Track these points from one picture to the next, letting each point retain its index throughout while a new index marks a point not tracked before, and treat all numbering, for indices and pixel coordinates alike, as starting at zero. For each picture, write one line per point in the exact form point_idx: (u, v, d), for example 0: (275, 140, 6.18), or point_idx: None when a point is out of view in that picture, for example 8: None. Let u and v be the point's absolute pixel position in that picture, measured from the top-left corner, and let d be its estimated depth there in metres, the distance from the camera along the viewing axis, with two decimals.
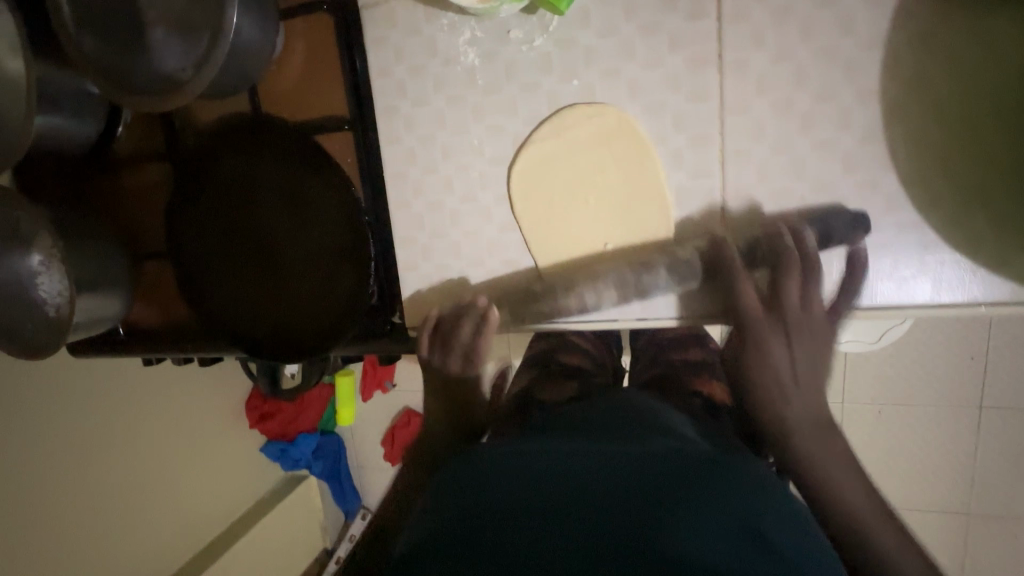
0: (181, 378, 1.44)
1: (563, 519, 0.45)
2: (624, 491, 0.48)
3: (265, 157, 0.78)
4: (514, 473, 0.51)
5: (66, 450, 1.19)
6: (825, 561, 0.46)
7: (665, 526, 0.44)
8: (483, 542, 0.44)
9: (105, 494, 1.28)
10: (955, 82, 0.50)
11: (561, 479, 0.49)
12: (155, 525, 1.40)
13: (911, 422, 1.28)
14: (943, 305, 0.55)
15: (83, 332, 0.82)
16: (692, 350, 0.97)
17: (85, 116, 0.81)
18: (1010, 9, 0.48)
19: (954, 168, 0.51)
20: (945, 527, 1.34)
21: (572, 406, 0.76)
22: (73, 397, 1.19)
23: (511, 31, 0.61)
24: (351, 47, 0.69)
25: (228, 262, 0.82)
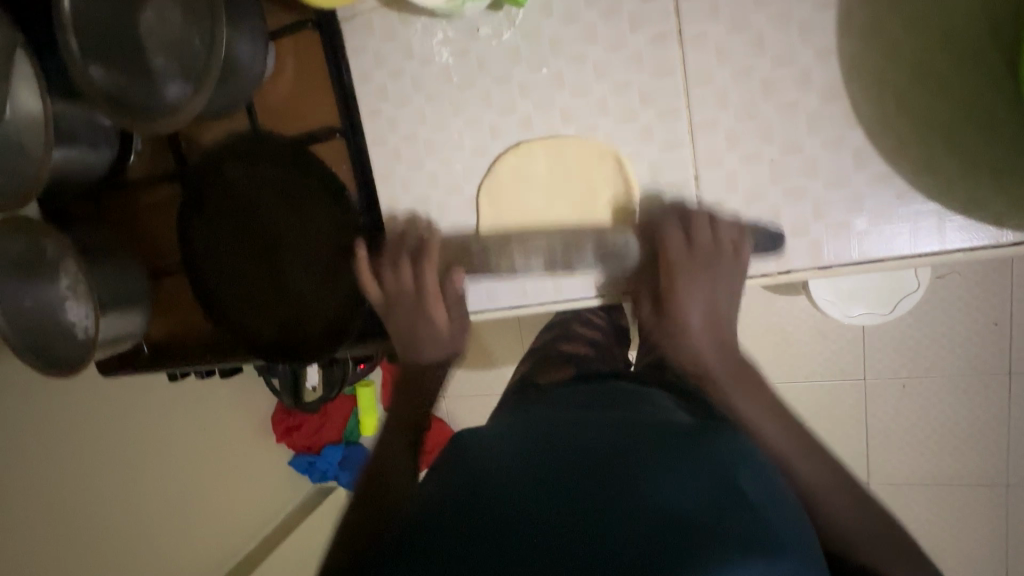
0: (208, 401, 1.49)
1: (575, 484, 0.48)
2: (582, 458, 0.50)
3: (264, 168, 0.82)
4: (535, 442, 0.54)
5: (104, 461, 1.28)
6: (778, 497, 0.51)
7: (620, 484, 0.47)
8: (470, 530, 0.46)
9: (145, 504, 1.36)
10: (916, 34, 0.51)
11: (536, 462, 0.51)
12: (196, 536, 1.47)
13: (939, 395, 1.24)
14: (956, 247, 0.54)
15: (109, 349, 0.87)
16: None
17: (102, 145, 0.86)
18: None
19: (919, 114, 0.52)
20: (988, 504, 1.28)
21: (569, 391, 0.76)
22: (107, 408, 1.28)
23: (479, 28, 0.64)
24: (335, 61, 0.72)
25: (237, 267, 0.86)
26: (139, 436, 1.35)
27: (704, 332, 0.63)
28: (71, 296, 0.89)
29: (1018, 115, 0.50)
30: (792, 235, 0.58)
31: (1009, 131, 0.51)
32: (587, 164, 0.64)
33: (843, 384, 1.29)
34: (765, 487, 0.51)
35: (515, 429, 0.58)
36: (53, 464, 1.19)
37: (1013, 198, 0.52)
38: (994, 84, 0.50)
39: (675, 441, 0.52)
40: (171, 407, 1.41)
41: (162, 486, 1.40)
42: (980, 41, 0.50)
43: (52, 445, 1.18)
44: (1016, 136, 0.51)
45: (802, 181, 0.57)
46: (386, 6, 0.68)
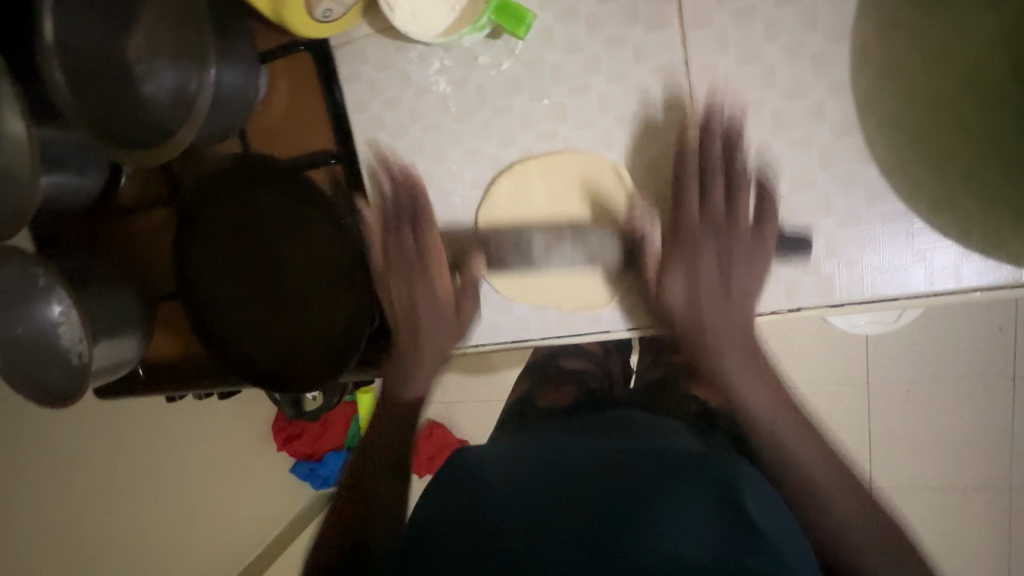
0: (208, 411, 1.44)
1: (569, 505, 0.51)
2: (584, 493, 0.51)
3: (262, 192, 0.80)
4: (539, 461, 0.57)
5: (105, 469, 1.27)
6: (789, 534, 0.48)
7: (625, 523, 0.47)
8: (454, 538, 0.51)
9: (150, 512, 1.35)
10: (925, 71, 0.50)
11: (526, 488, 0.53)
12: (201, 546, 1.43)
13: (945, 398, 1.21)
14: (970, 287, 0.54)
15: (105, 377, 0.85)
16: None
17: (90, 169, 0.84)
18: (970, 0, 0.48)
19: (935, 151, 0.51)
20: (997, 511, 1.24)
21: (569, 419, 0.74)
22: (102, 419, 1.26)
23: (478, 57, 0.63)
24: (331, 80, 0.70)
25: (235, 291, 0.84)
26: (135, 451, 1.32)
27: (715, 288, 0.59)
28: (63, 322, 0.88)
29: None
30: (804, 272, 0.57)
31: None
32: (592, 193, 0.63)
33: (847, 389, 1.26)
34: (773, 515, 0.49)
35: (521, 450, 0.60)
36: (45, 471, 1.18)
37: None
38: (1013, 122, 0.49)
39: (686, 477, 0.51)
40: (173, 421, 1.38)
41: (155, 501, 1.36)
42: (997, 78, 0.48)
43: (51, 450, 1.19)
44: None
45: (813, 218, 0.56)
46: (381, 34, 0.66)
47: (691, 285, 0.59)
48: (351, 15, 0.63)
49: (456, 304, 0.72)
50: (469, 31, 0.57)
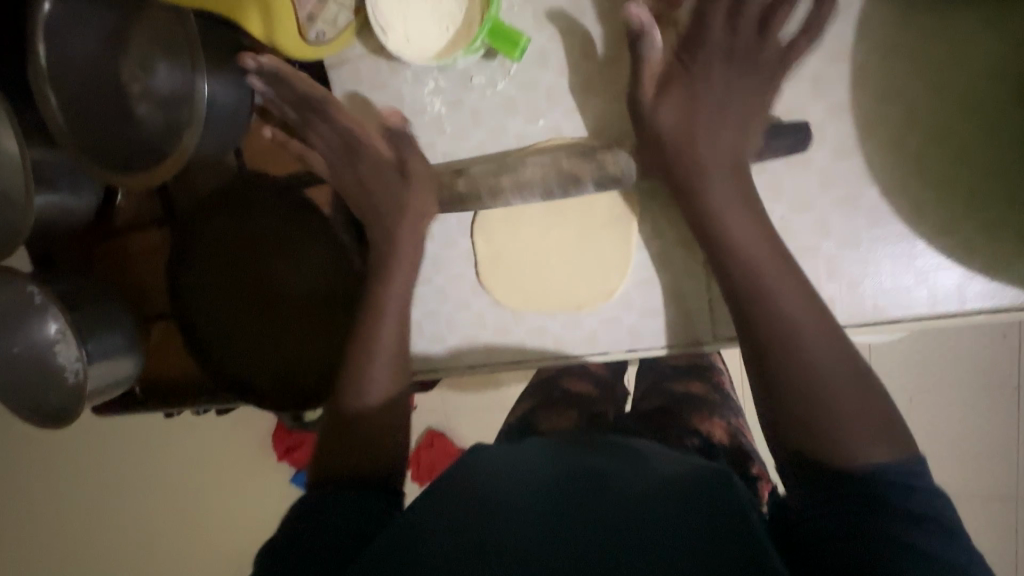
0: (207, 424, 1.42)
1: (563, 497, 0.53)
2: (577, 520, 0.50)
3: (257, 213, 0.80)
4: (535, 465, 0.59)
5: None
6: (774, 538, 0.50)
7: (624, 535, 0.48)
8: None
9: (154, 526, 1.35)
10: (919, 95, 0.51)
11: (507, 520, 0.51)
12: None
13: (950, 411, 1.13)
14: (978, 310, 0.52)
15: (99, 398, 0.83)
16: (692, 381, 0.91)
17: (84, 189, 0.83)
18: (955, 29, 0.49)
19: (936, 175, 0.51)
20: None
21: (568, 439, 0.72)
22: None
23: (473, 78, 0.63)
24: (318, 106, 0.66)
25: (231, 313, 0.83)
26: None
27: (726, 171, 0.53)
28: (59, 340, 0.86)
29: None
30: None
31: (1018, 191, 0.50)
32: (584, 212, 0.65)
33: None
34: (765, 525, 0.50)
35: (520, 456, 0.62)
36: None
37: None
38: (1001, 144, 0.50)
39: (683, 492, 0.52)
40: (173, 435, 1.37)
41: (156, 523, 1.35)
42: (983, 100, 0.50)
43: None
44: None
45: (813, 240, 0.54)
46: (375, 54, 0.66)
47: (689, 130, 0.54)
48: (346, 35, 0.63)
49: (451, 326, 0.70)
50: (464, 53, 0.57)
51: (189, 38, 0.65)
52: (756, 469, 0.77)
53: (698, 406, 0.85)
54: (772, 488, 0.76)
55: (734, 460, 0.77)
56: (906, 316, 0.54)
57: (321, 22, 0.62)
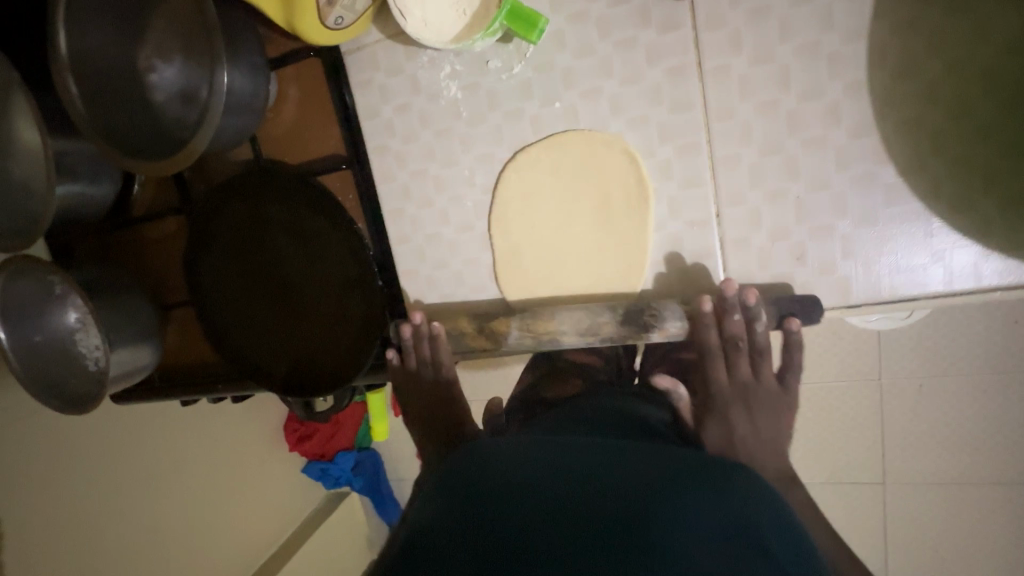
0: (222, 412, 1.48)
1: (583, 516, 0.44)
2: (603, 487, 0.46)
3: (271, 201, 0.80)
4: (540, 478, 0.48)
5: (133, 471, 1.28)
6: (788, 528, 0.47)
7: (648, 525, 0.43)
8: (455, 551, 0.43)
9: (175, 513, 1.37)
10: (939, 71, 0.51)
11: (526, 476, 0.49)
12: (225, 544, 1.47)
13: (958, 395, 1.13)
14: (991, 288, 0.53)
15: (121, 383, 0.86)
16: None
17: (102, 179, 0.84)
18: (977, 3, 0.49)
19: (954, 152, 0.51)
20: None
21: (577, 402, 0.68)
22: (132, 421, 1.28)
23: (489, 62, 0.63)
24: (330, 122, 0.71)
25: (245, 303, 0.85)
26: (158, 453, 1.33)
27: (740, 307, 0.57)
28: (78, 329, 0.89)
29: None
30: (821, 274, 0.57)
31: None
32: (603, 194, 0.63)
33: (857, 385, 1.18)
34: (790, 539, 0.46)
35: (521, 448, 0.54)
36: (61, 503, 1.15)
37: None
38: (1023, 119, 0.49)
39: (693, 483, 0.48)
40: (192, 421, 1.40)
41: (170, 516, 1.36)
42: (1005, 75, 0.49)
43: (65, 479, 1.15)
44: None
45: (830, 219, 0.56)
46: (391, 39, 0.67)
47: None
48: (362, 21, 0.63)
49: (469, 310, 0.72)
50: (482, 36, 0.57)
51: (206, 25, 0.65)
52: None
53: None
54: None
55: None
56: (916, 293, 0.55)
57: (340, 6, 0.60)
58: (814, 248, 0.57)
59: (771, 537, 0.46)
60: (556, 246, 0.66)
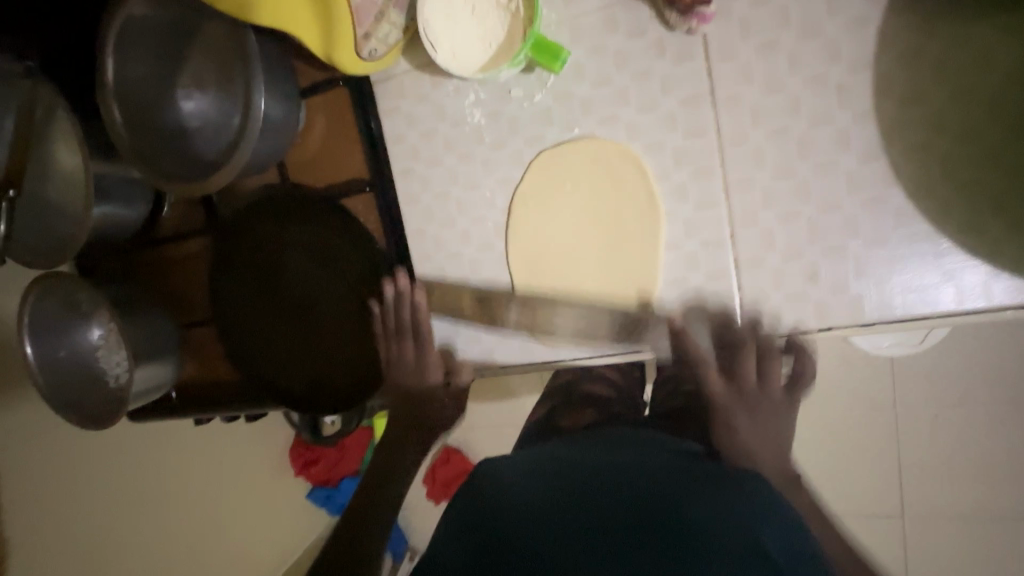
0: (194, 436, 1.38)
1: (579, 507, 0.59)
2: (599, 496, 0.59)
3: (295, 224, 0.83)
4: (555, 477, 0.64)
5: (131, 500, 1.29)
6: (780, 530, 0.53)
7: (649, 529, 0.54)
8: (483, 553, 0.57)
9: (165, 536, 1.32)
10: (947, 99, 0.53)
11: (548, 498, 0.60)
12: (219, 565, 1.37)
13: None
14: (1007, 307, 0.54)
15: (141, 399, 0.87)
16: None
17: (136, 202, 0.87)
18: (979, 38, 0.52)
19: (964, 176, 0.53)
20: None
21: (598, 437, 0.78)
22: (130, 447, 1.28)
23: (511, 90, 0.67)
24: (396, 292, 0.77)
25: (266, 323, 0.87)
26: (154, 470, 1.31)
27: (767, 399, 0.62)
28: (101, 345, 0.91)
29: None
30: (834, 293, 0.59)
31: None
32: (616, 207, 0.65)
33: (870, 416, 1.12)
34: (784, 539, 0.53)
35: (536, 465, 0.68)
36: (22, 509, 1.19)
37: None
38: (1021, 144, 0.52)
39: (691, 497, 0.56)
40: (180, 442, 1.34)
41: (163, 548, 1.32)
42: (1013, 104, 0.52)
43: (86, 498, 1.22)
44: None
45: (841, 240, 0.58)
46: (419, 69, 0.71)
47: None
48: (393, 52, 0.67)
49: (485, 327, 0.73)
50: (508, 66, 0.61)
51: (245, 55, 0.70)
52: None
53: None
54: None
55: None
56: (931, 314, 0.56)
57: (375, 40, 0.65)
58: (821, 268, 0.59)
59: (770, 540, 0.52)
60: (565, 270, 0.68)
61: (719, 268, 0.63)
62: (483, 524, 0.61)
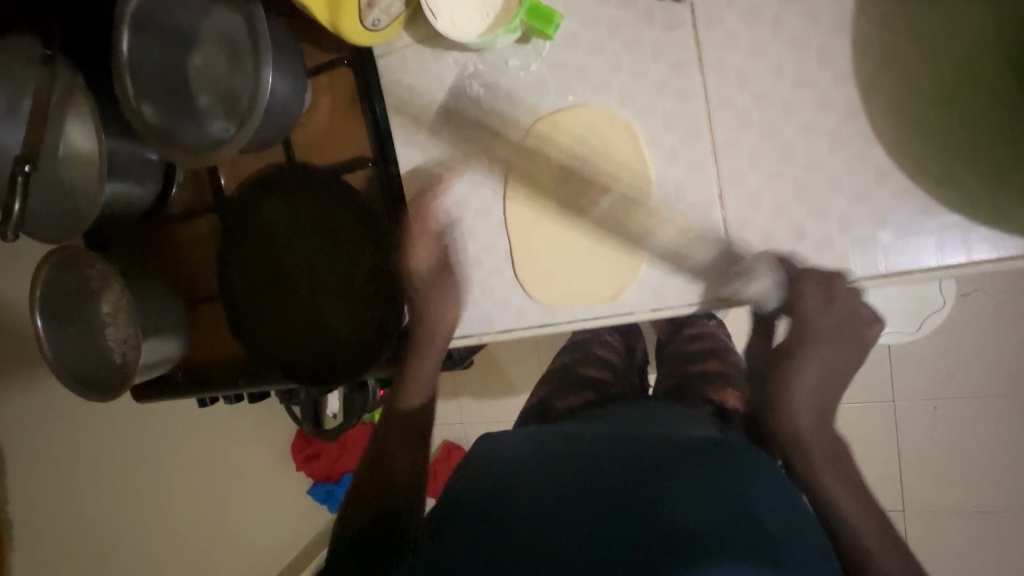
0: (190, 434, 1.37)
1: (590, 490, 0.55)
2: (600, 465, 0.58)
3: (301, 201, 0.86)
4: (553, 455, 0.61)
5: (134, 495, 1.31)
6: (772, 500, 0.55)
7: (644, 497, 0.52)
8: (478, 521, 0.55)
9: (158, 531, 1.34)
10: (924, 55, 0.55)
11: (544, 473, 0.58)
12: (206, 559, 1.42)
13: (971, 417, 1.18)
14: (989, 260, 0.56)
15: (147, 372, 0.89)
16: (709, 362, 1.00)
17: (147, 180, 0.90)
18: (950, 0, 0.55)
19: (939, 133, 0.56)
20: None
21: (592, 412, 0.80)
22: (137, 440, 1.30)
23: (508, 61, 0.70)
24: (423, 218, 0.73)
25: (271, 302, 0.89)
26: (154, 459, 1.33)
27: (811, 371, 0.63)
28: (109, 319, 0.91)
29: None
30: (817, 250, 0.61)
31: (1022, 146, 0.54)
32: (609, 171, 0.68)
33: None
34: (776, 511, 0.54)
35: (533, 440, 0.67)
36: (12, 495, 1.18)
37: None
38: (994, 99, 0.54)
39: (686, 462, 0.56)
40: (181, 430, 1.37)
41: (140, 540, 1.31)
42: (987, 60, 0.54)
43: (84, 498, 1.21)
44: None
45: (824, 198, 0.60)
46: (420, 43, 0.74)
47: None
48: (396, 25, 0.70)
49: (484, 292, 0.75)
50: (504, 32, 0.64)
51: (253, 31, 0.73)
52: None
53: (711, 381, 0.94)
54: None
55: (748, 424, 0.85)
56: (912, 268, 0.58)
57: (378, 10, 0.68)
58: (805, 228, 0.61)
59: (763, 516, 0.52)
60: (560, 234, 0.71)
61: (709, 228, 0.65)
62: (478, 493, 0.59)
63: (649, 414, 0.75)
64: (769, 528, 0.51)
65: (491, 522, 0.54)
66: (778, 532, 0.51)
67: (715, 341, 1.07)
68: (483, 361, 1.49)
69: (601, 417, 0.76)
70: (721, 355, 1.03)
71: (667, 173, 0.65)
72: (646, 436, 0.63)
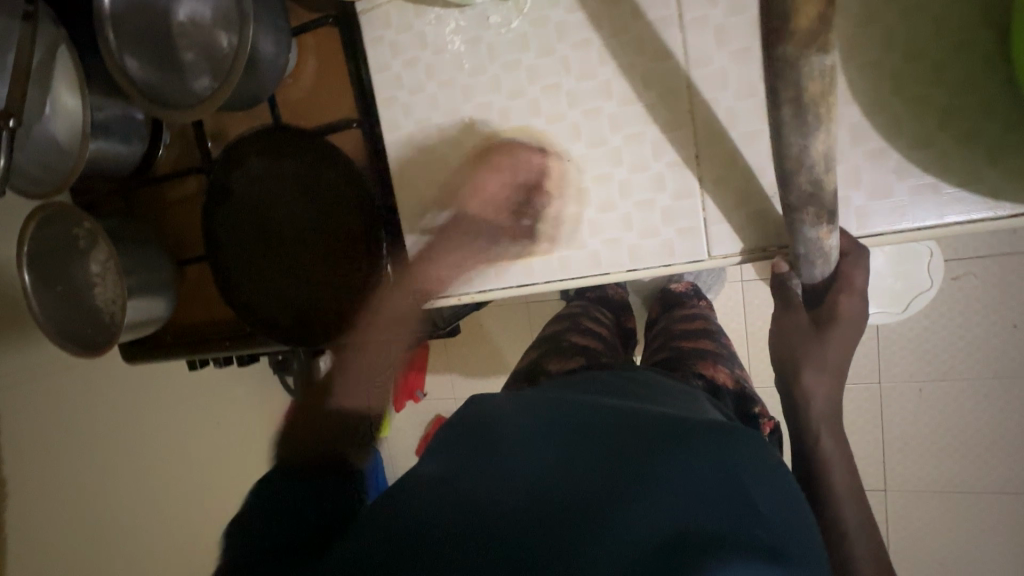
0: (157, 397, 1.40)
1: (576, 475, 0.52)
2: (599, 445, 0.55)
3: (287, 160, 0.85)
4: (547, 428, 0.58)
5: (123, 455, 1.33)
6: (771, 481, 0.54)
7: (643, 478, 0.50)
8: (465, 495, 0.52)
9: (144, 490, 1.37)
10: (903, 11, 0.55)
11: (537, 455, 0.55)
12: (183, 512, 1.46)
13: (957, 398, 1.19)
14: (963, 222, 0.58)
15: (135, 329, 0.90)
16: (701, 341, 1.02)
17: (133, 139, 0.90)
18: None
19: (910, 91, 0.56)
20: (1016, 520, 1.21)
21: (581, 376, 0.81)
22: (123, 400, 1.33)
23: (490, 17, 0.70)
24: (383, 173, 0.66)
25: (260, 263, 0.89)
26: (135, 418, 1.35)
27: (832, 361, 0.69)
28: (97, 277, 0.93)
29: (1008, 85, 0.54)
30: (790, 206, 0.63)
31: (993, 105, 0.55)
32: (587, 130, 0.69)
33: None
34: (773, 494, 0.53)
35: (526, 407, 0.64)
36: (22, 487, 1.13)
37: (996, 166, 0.56)
38: (965, 59, 0.54)
39: (689, 439, 0.54)
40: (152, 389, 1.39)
41: (153, 508, 1.38)
42: (961, 17, 0.54)
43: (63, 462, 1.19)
44: (999, 113, 0.55)
45: None
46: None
47: None
48: None
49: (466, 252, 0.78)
50: None
51: None
52: (759, 409, 0.86)
53: (702, 358, 0.94)
54: (774, 425, 0.82)
55: (738, 403, 0.87)
56: (886, 230, 0.60)
57: None
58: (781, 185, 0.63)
59: (763, 502, 0.51)
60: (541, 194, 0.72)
61: (685, 188, 0.66)
62: (465, 467, 0.56)
63: (634, 387, 0.75)
64: (773, 514, 0.51)
65: (480, 498, 0.51)
66: (777, 516, 0.51)
67: (705, 322, 1.08)
68: (475, 334, 1.50)
69: (583, 384, 0.77)
70: (712, 337, 1.04)
71: (646, 133, 0.66)
72: (640, 409, 0.61)
